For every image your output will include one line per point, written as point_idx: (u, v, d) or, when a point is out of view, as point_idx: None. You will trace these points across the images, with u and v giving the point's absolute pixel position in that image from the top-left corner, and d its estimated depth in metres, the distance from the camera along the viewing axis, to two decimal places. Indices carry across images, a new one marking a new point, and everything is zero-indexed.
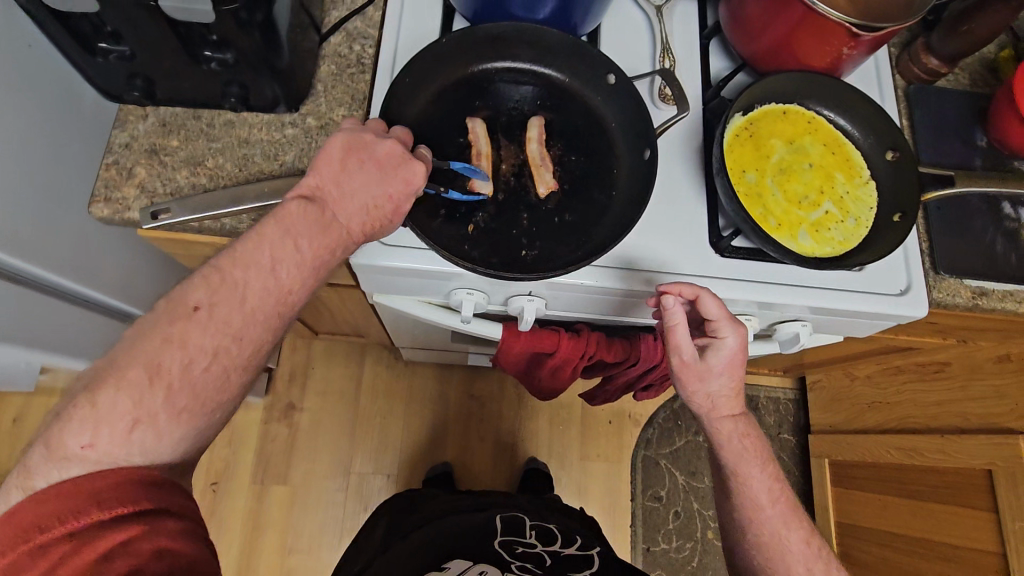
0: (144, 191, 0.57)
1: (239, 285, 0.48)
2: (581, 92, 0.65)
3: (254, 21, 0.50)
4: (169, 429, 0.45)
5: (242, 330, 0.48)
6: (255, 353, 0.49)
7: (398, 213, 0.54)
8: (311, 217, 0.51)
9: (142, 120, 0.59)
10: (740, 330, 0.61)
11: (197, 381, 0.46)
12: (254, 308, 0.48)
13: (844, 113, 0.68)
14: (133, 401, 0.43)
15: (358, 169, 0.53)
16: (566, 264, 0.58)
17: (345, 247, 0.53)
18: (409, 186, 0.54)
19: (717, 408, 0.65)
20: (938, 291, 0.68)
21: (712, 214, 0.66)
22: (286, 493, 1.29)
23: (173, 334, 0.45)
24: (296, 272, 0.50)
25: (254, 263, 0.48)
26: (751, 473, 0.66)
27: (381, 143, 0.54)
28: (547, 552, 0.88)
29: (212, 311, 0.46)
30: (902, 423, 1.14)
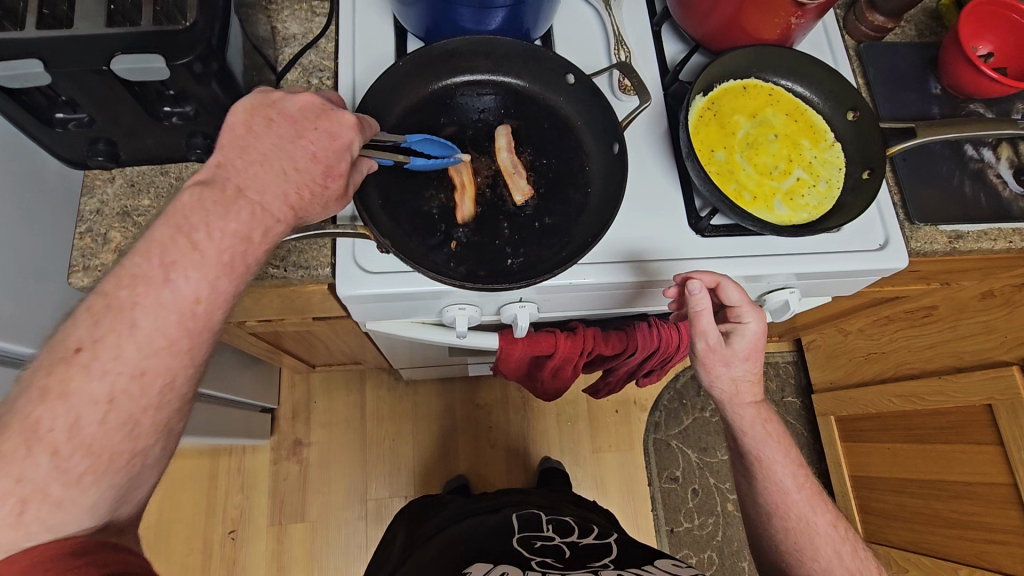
0: (122, 254, 0.57)
1: (128, 309, 0.44)
2: (543, 95, 0.65)
3: (210, 70, 0.50)
4: (73, 495, 0.41)
5: (143, 362, 0.44)
6: (167, 386, 0.45)
7: (329, 173, 0.52)
8: (211, 200, 0.48)
9: (110, 184, 0.59)
10: (762, 316, 0.62)
11: (91, 435, 0.42)
12: (151, 333, 0.44)
13: (801, 80, 0.69)
14: (15, 477, 0.39)
15: (268, 134, 0.51)
16: (552, 266, 0.59)
17: (264, 227, 0.50)
18: (335, 139, 0.51)
19: (739, 393, 0.67)
20: (915, 240, 0.69)
21: (687, 197, 0.66)
22: (306, 529, 1.28)
23: (53, 384, 0.42)
24: (198, 276, 0.46)
25: (146, 279, 0.45)
26: (775, 458, 0.68)
27: (292, 100, 0.52)
28: (566, 543, 0.88)
29: (98, 348, 0.43)
30: (900, 370, 1.16)
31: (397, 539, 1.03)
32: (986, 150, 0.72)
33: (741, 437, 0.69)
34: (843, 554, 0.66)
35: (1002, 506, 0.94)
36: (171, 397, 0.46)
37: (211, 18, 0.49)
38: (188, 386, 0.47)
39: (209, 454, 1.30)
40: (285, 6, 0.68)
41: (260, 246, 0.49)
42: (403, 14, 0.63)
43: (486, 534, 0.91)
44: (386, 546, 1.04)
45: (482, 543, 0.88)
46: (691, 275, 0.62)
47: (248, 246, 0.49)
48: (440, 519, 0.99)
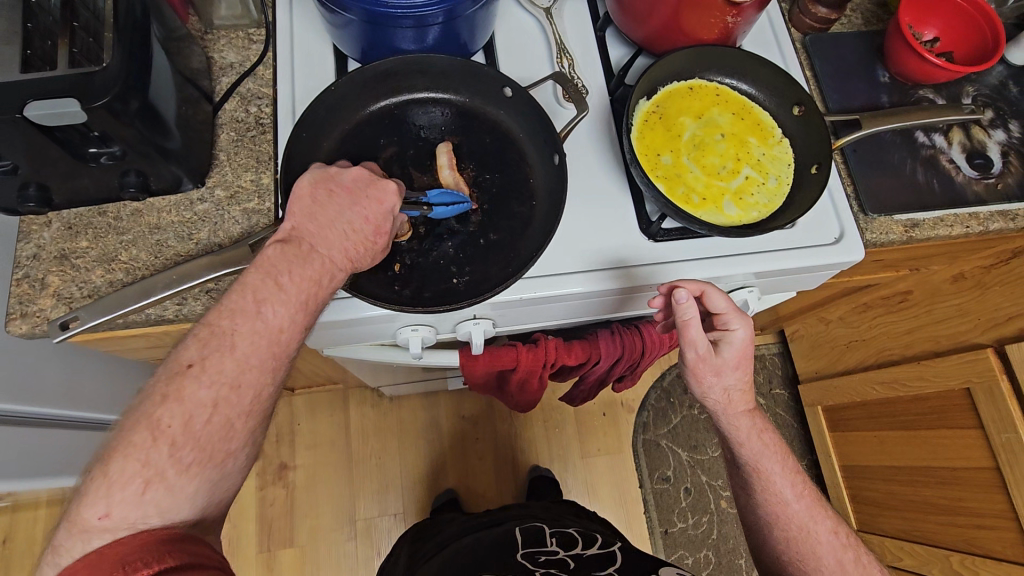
0: (60, 298, 0.56)
1: (229, 332, 0.46)
2: (483, 109, 0.65)
3: (131, 109, 0.49)
4: (181, 483, 0.43)
5: (240, 376, 0.46)
6: (257, 398, 0.47)
7: (380, 231, 0.54)
8: (292, 254, 0.50)
9: (46, 228, 0.58)
10: (749, 322, 0.62)
11: (200, 435, 0.44)
12: (246, 353, 0.46)
13: (745, 78, 0.69)
14: (140, 462, 0.42)
15: (330, 202, 0.53)
16: (497, 283, 0.58)
17: (332, 277, 0.52)
18: (383, 205, 0.54)
19: (733, 403, 0.65)
20: (871, 232, 0.68)
21: (636, 202, 0.66)
22: (297, 554, 1.27)
23: (170, 391, 0.44)
24: (283, 310, 0.48)
25: (239, 311, 0.47)
26: (773, 470, 0.68)
27: (346, 173, 0.55)
28: (570, 555, 0.85)
29: (205, 364, 0.45)
30: (881, 357, 1.15)
31: (398, 562, 1.01)
32: (937, 136, 0.72)
33: (738, 450, 0.68)
34: (846, 562, 0.66)
35: (988, 490, 0.93)
36: (259, 408, 0.47)
37: (128, 57, 0.48)
38: (271, 402, 0.49)
39: None
40: (220, 36, 0.68)
41: (326, 290, 0.51)
42: (338, 38, 0.63)
43: (489, 548, 0.89)
44: (389, 563, 1.03)
45: (484, 556, 0.86)
46: (675, 284, 0.61)
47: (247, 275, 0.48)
48: (445, 535, 0.99)
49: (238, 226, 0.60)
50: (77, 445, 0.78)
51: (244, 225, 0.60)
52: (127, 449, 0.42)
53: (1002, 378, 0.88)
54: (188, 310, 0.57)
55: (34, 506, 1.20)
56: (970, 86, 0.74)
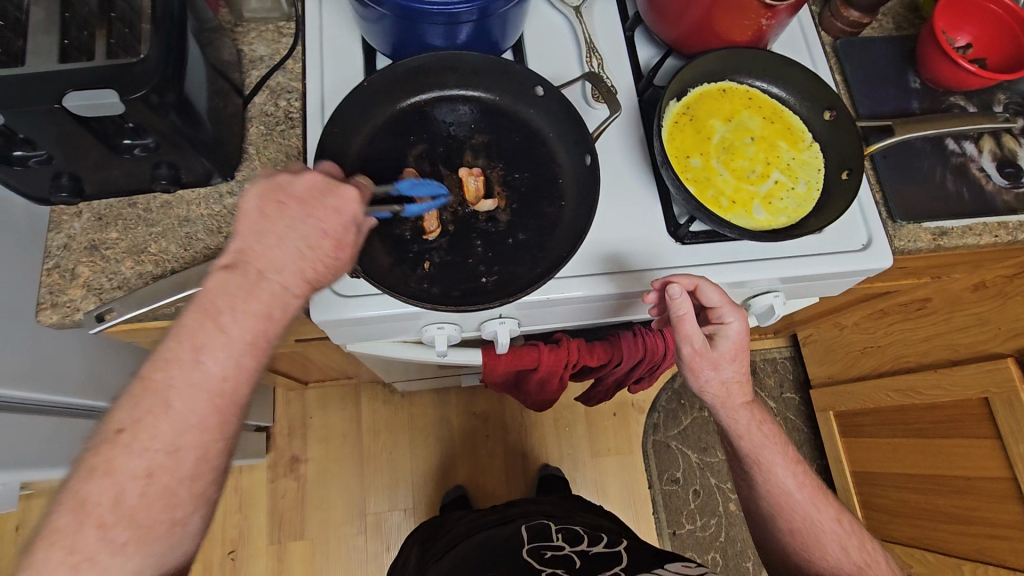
0: (91, 289, 0.56)
1: (163, 390, 0.44)
2: (513, 108, 0.64)
3: (167, 101, 0.49)
4: (117, 563, 0.43)
5: (176, 440, 0.44)
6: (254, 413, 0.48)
7: (339, 246, 0.50)
8: (237, 283, 0.47)
9: (76, 218, 0.58)
10: (743, 315, 0.61)
11: (134, 510, 0.43)
12: (182, 413, 0.45)
13: (776, 81, 0.68)
14: (67, 549, 0.41)
15: (278, 217, 0.49)
16: (526, 283, 0.58)
17: (285, 306, 0.49)
18: (341, 215, 0.50)
19: (731, 396, 0.65)
20: (899, 239, 0.68)
21: (665, 204, 0.65)
22: (306, 546, 1.28)
23: (98, 465, 0.43)
24: (224, 356, 0.46)
25: (177, 361, 0.45)
26: (774, 460, 0.68)
27: (298, 180, 0.50)
28: (576, 552, 0.85)
29: (137, 430, 0.44)
30: (896, 363, 1.14)
31: (410, 558, 1.02)
32: (967, 143, 0.71)
33: (738, 442, 0.68)
34: (850, 547, 0.66)
35: (1001, 499, 0.93)
36: (203, 468, 0.46)
37: (165, 48, 0.48)
38: (222, 457, 0.47)
39: None
40: (250, 28, 0.67)
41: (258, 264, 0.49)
42: (370, 33, 0.62)
43: (497, 545, 0.89)
44: (400, 561, 1.04)
45: (490, 556, 0.86)
46: (669, 279, 0.60)
47: (270, 325, 0.48)
48: (452, 536, 0.98)
49: None
50: None
51: None
52: (57, 533, 0.42)
53: (1022, 388, 0.88)
54: None
55: None
56: (1002, 94, 0.73)
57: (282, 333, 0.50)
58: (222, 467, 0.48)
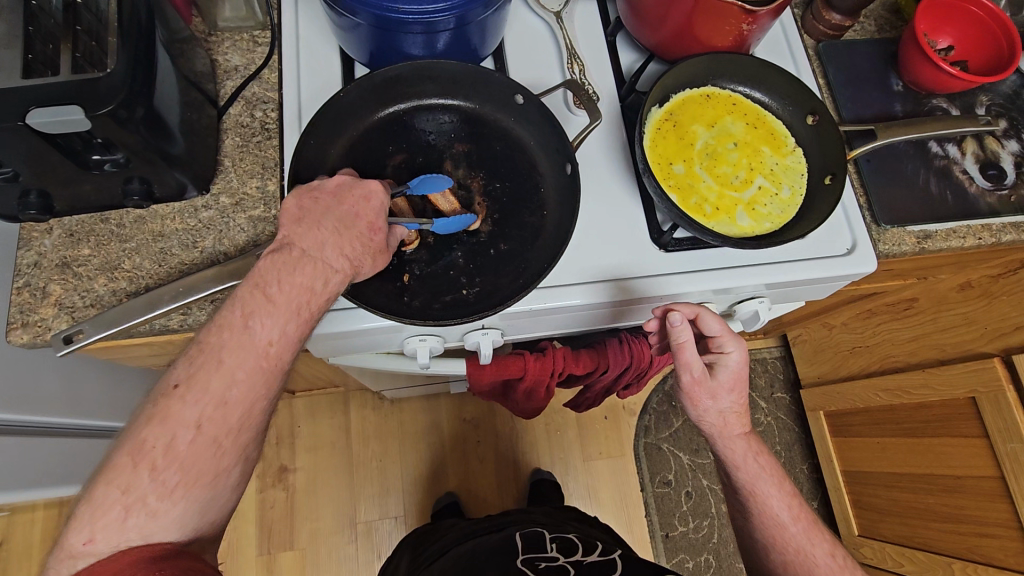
0: (62, 308, 0.55)
1: (216, 349, 0.47)
2: (493, 116, 0.64)
3: (136, 116, 0.48)
4: (165, 506, 0.43)
5: (226, 393, 0.46)
6: (246, 416, 0.47)
7: (374, 227, 0.53)
8: (283, 262, 0.50)
9: (47, 235, 0.57)
10: (743, 344, 0.62)
11: (184, 456, 0.44)
12: (233, 369, 0.47)
13: (758, 86, 0.68)
14: (123, 488, 0.42)
15: (316, 207, 0.52)
16: (508, 295, 0.57)
17: (328, 280, 0.51)
18: (370, 201, 0.53)
19: (728, 425, 0.66)
20: (883, 243, 0.68)
21: (648, 211, 0.65)
22: (296, 556, 1.27)
23: (157, 412, 0.45)
24: (271, 321, 0.48)
25: (229, 325, 0.47)
26: (769, 493, 0.68)
27: (329, 180, 0.54)
28: (570, 562, 0.84)
29: (191, 383, 0.46)
30: (884, 363, 1.14)
31: (400, 568, 1.01)
32: (950, 145, 0.71)
33: (735, 472, 0.68)
34: None
35: (990, 499, 0.93)
36: (249, 424, 0.47)
37: (133, 61, 0.47)
38: (270, 406, 0.49)
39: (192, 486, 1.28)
40: (225, 38, 0.66)
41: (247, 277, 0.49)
42: (346, 42, 0.61)
43: (490, 553, 0.88)
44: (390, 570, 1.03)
45: (481, 563, 0.85)
46: (670, 307, 0.61)
47: (298, 323, 0.49)
48: (443, 543, 0.98)
49: (244, 234, 0.59)
50: (81, 449, 0.78)
51: (251, 233, 0.59)
52: (115, 474, 0.43)
53: (1009, 388, 0.88)
54: (193, 321, 0.56)
55: (32, 507, 1.19)
56: (985, 95, 0.73)
57: (325, 307, 0.51)
58: (263, 429, 0.49)
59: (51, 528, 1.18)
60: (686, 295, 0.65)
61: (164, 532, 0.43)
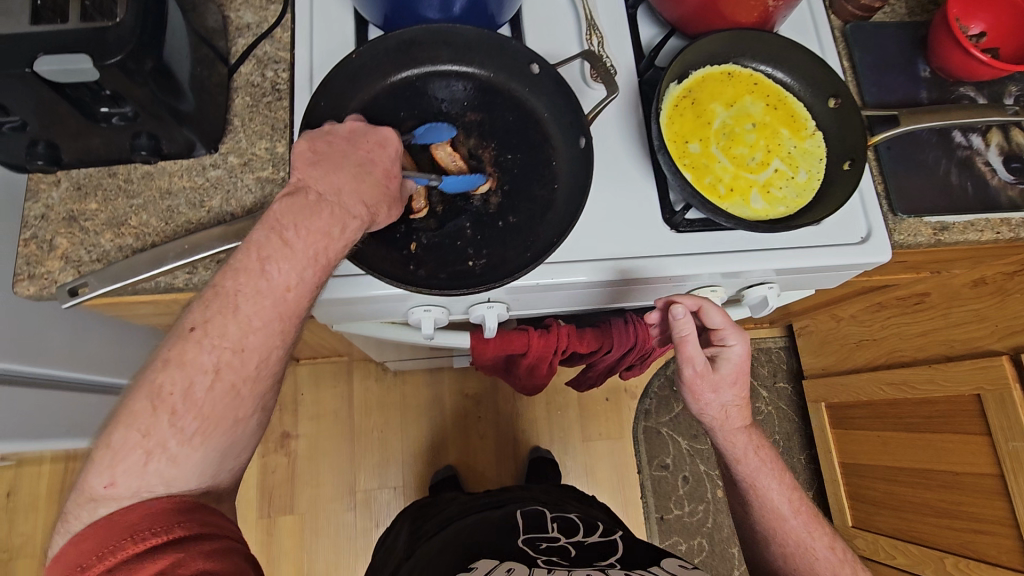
0: (68, 261, 0.55)
1: (232, 294, 0.46)
2: (507, 85, 0.62)
3: (145, 69, 0.47)
4: (186, 453, 0.44)
5: (243, 339, 0.46)
6: (262, 364, 0.47)
7: (389, 176, 0.53)
8: (300, 206, 0.49)
9: (55, 187, 0.56)
10: (744, 338, 0.62)
11: (203, 402, 0.45)
12: (248, 315, 0.46)
13: (781, 65, 0.66)
14: (142, 432, 0.43)
15: (330, 151, 0.52)
16: (514, 268, 0.56)
17: (344, 226, 0.50)
18: (385, 148, 0.53)
19: (729, 420, 0.66)
20: (899, 233, 0.67)
21: (660, 190, 0.64)
22: (296, 520, 1.29)
23: (174, 357, 0.45)
24: (288, 267, 0.48)
25: (244, 271, 0.47)
26: (770, 486, 0.67)
27: (341, 126, 0.54)
28: (571, 543, 0.84)
29: (207, 328, 0.45)
30: (890, 357, 1.13)
31: (398, 538, 1.02)
32: (975, 136, 0.69)
33: (735, 466, 0.68)
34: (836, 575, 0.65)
35: (989, 496, 0.93)
36: (265, 373, 0.47)
37: (143, 12, 0.46)
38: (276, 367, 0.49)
39: None
40: None
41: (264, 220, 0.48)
42: (360, 3, 0.60)
43: (491, 529, 0.88)
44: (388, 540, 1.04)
45: (481, 539, 0.85)
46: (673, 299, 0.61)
47: (314, 271, 0.49)
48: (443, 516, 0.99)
49: (251, 195, 0.58)
50: (88, 406, 0.79)
51: (258, 194, 0.59)
52: (133, 418, 0.44)
53: (1016, 387, 0.87)
54: (198, 280, 0.56)
55: (39, 461, 1.21)
56: (1014, 85, 0.71)
57: (341, 256, 0.50)
58: (279, 376, 0.49)
59: (57, 482, 1.21)
60: (692, 276, 0.64)
61: (184, 479, 0.44)
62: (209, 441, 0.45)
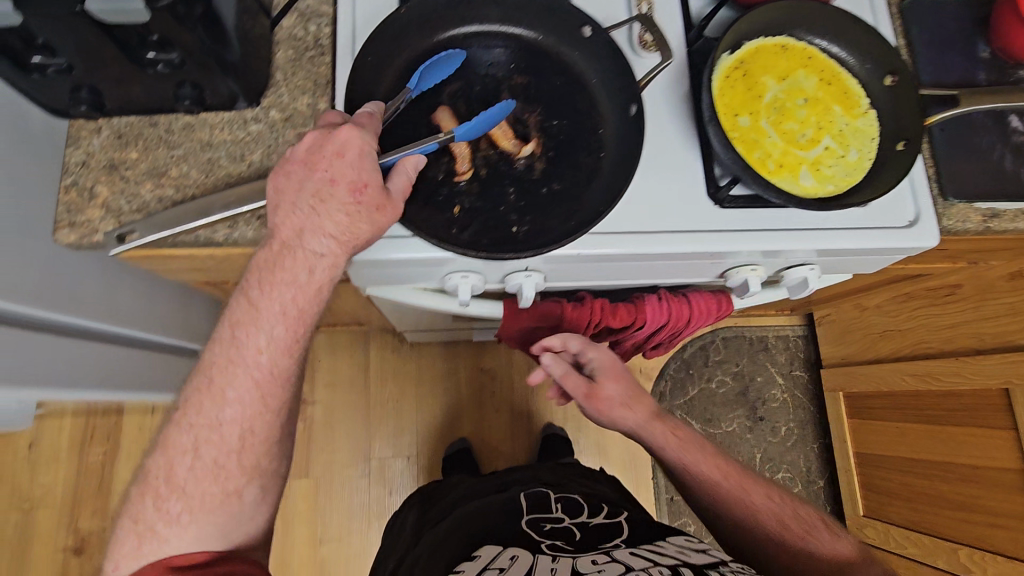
0: (109, 210, 0.55)
1: (208, 373, 0.53)
2: (556, 49, 0.60)
3: (195, 13, 0.46)
4: (177, 530, 0.51)
5: (218, 415, 0.52)
6: (240, 436, 0.53)
7: (354, 188, 0.50)
8: (267, 262, 0.51)
9: (96, 134, 0.56)
10: (597, 346, 0.72)
11: (187, 478, 0.52)
12: (222, 389, 0.52)
13: (838, 39, 0.64)
14: (137, 517, 0.51)
15: (292, 180, 0.51)
16: (557, 237, 0.55)
17: (311, 269, 0.51)
18: (343, 158, 0.50)
19: (634, 417, 0.76)
20: (948, 218, 0.65)
21: (705, 163, 0.62)
22: (310, 485, 1.30)
23: (166, 441, 0.53)
24: (252, 333, 0.52)
25: (219, 348, 0.53)
26: (697, 460, 0.75)
27: (300, 142, 0.51)
28: (575, 524, 0.84)
29: (187, 409, 0.53)
30: (915, 349, 1.12)
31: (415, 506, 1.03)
32: None
33: (664, 455, 0.76)
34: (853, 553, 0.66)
35: (1011, 491, 0.93)
36: (244, 444, 0.53)
37: None
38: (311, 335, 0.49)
39: None
40: None
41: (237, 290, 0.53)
42: None
43: (493, 513, 0.87)
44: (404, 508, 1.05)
45: (489, 524, 0.84)
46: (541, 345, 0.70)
47: (285, 324, 0.52)
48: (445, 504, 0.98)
49: None
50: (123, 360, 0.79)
51: None
52: (138, 500, 0.52)
53: None
54: (238, 236, 0.55)
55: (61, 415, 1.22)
56: None
57: (318, 299, 0.53)
58: (270, 442, 0.55)
59: (78, 436, 1.23)
60: (733, 254, 0.63)
61: (182, 548, 0.51)
62: (200, 515, 0.52)
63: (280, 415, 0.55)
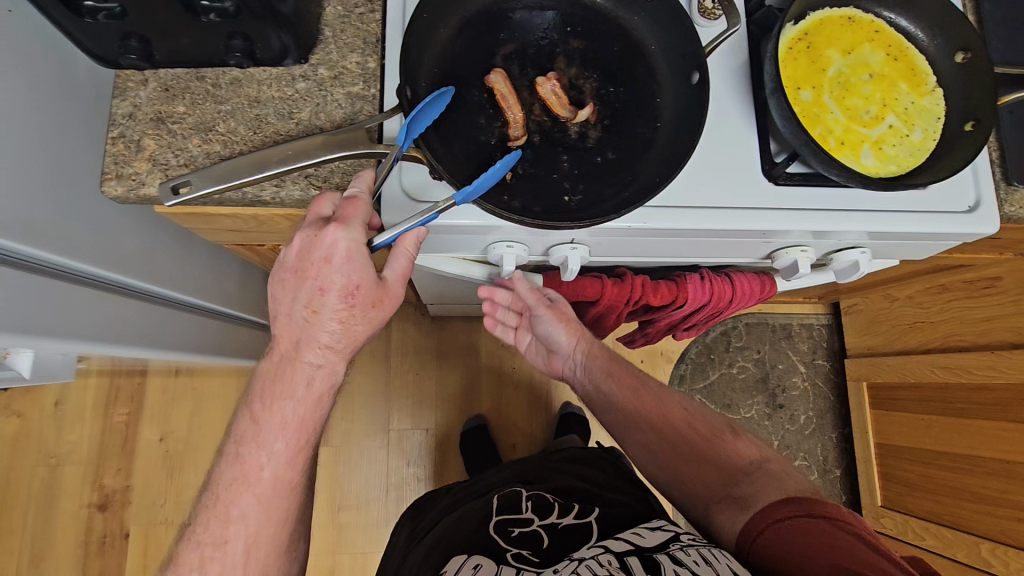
0: (156, 164, 0.54)
1: (215, 490, 0.54)
2: (616, 15, 0.59)
3: None
4: None
5: (225, 530, 0.53)
6: (248, 548, 0.53)
7: (345, 293, 0.52)
8: (269, 379, 0.54)
9: (142, 86, 0.55)
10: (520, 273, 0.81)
11: None
12: (229, 505, 0.53)
13: (908, 12, 0.61)
14: None
15: (286, 289, 0.53)
16: (611, 207, 0.54)
17: (312, 377, 0.54)
18: (331, 263, 0.51)
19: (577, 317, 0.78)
20: (1010, 204, 0.63)
21: (762, 137, 0.60)
22: (331, 453, 1.31)
23: (175, 558, 0.53)
24: (258, 448, 0.54)
25: (225, 465, 0.54)
26: (622, 371, 0.78)
27: (288, 251, 0.53)
28: (546, 525, 0.72)
29: (195, 529, 0.53)
30: (947, 341, 1.10)
31: None
32: None
33: (601, 367, 0.78)
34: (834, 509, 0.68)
35: None
36: (252, 556, 0.53)
37: None
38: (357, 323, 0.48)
39: (235, 373, 1.26)
40: None
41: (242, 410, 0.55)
42: None
43: (459, 523, 0.77)
44: None
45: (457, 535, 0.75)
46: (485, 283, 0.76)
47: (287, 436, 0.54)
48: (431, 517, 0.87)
49: (342, 110, 0.56)
50: None
51: (348, 110, 0.56)
52: None
53: None
54: (286, 195, 0.55)
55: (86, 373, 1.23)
56: None
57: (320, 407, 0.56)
58: (274, 553, 0.55)
59: (103, 395, 1.24)
60: (785, 233, 0.61)
61: None
62: None
63: (285, 525, 0.56)
